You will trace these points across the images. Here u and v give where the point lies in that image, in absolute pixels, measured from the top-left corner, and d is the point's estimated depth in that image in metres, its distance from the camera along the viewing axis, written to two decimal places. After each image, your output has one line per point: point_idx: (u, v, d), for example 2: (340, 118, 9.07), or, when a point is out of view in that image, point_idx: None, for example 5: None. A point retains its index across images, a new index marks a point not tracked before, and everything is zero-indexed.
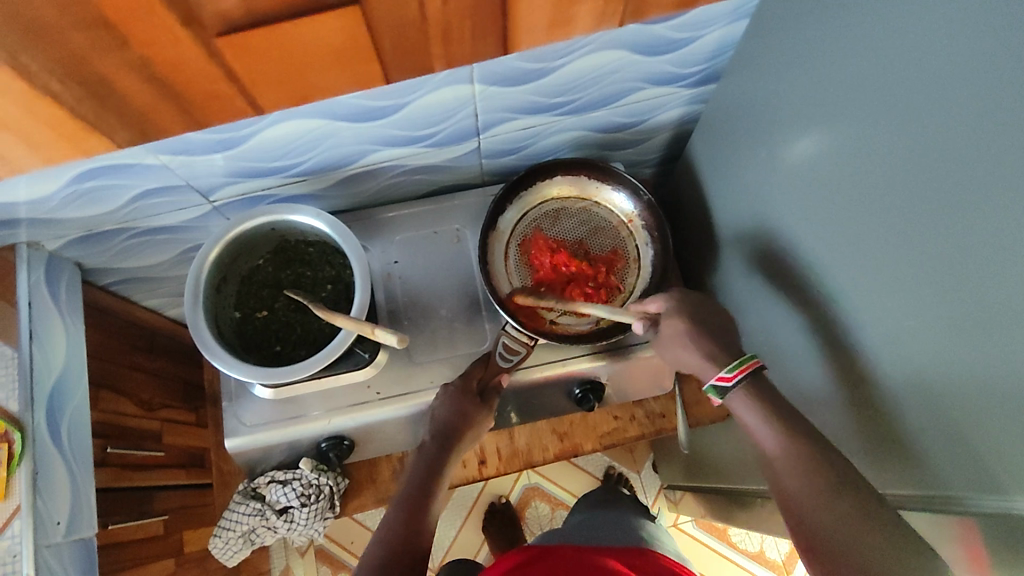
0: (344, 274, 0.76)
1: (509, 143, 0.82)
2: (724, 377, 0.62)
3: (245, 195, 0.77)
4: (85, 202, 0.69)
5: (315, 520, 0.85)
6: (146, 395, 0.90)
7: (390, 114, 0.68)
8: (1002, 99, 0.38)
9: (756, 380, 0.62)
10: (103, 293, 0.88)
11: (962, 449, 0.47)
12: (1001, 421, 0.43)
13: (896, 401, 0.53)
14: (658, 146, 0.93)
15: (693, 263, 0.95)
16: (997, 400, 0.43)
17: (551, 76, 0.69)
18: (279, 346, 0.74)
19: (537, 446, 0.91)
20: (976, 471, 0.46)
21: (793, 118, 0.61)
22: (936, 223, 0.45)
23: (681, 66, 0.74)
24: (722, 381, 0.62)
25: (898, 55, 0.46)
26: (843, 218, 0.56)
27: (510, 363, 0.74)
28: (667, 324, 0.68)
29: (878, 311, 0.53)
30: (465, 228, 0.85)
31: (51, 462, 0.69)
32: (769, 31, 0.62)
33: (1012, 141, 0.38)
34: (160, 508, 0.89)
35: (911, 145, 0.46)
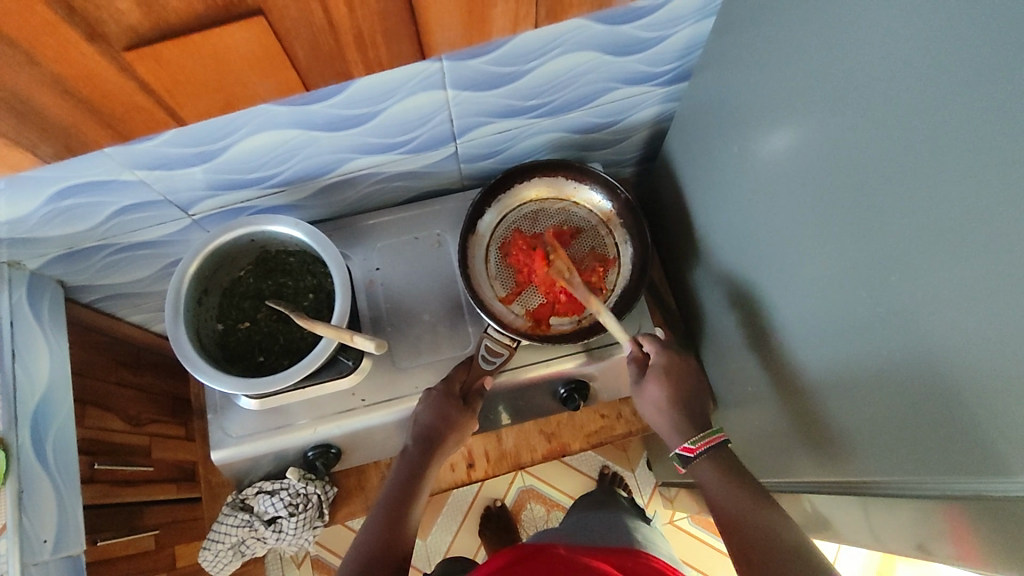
0: (325, 282, 0.76)
1: (488, 147, 0.82)
2: (689, 447, 0.67)
3: (225, 208, 0.78)
4: (64, 219, 0.69)
5: (304, 529, 0.85)
6: (134, 410, 0.90)
7: (365, 121, 0.69)
8: (966, 81, 0.39)
9: (719, 452, 0.66)
10: (87, 310, 0.88)
11: (936, 432, 0.47)
12: (975, 403, 0.43)
13: (872, 388, 0.53)
14: (637, 145, 0.93)
15: (673, 260, 0.95)
16: (973, 379, 0.43)
17: (525, 78, 0.70)
18: (262, 356, 0.75)
19: (525, 447, 0.91)
20: (949, 455, 0.46)
21: (763, 112, 0.62)
22: (904, 211, 0.46)
23: (653, 65, 0.75)
24: (686, 450, 0.67)
25: (862, 46, 0.47)
26: (817, 209, 0.56)
27: (493, 365, 0.75)
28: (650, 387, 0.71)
29: (853, 300, 0.54)
30: (446, 233, 0.85)
31: (37, 481, 0.69)
32: (737, 28, 0.63)
33: (977, 126, 0.39)
34: (150, 524, 0.89)
35: (878, 134, 0.47)
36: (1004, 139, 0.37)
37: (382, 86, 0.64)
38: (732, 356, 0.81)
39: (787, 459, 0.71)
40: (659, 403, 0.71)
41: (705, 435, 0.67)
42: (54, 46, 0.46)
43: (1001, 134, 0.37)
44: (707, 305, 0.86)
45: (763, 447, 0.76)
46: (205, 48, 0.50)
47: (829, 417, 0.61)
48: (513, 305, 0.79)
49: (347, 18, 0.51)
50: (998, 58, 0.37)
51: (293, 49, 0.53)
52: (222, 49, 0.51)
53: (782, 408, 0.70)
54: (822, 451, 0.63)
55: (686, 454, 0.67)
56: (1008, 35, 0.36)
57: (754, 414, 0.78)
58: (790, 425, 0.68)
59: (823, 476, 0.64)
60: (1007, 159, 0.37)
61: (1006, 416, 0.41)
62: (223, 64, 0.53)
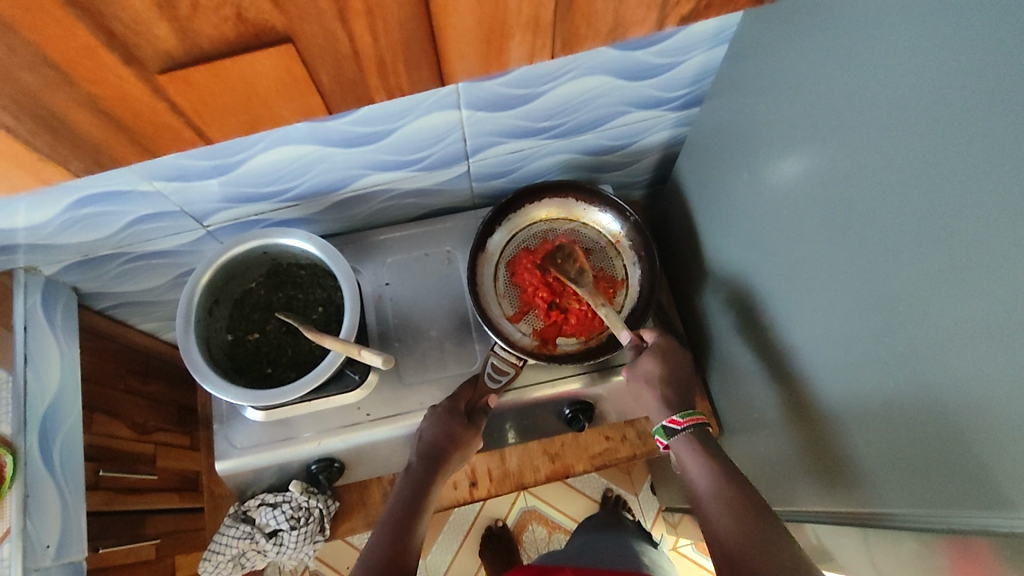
0: (335, 296, 0.77)
1: (499, 167, 0.83)
2: (676, 420, 0.68)
3: (239, 220, 0.79)
4: (82, 227, 0.70)
5: (304, 543, 0.84)
6: (140, 418, 0.91)
7: (380, 139, 0.70)
8: (975, 118, 0.40)
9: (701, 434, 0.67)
10: (99, 317, 0.89)
11: (942, 463, 0.47)
12: (983, 439, 0.43)
13: (880, 420, 0.53)
14: (647, 168, 0.94)
15: (681, 283, 0.96)
16: (980, 413, 0.43)
17: (538, 101, 0.71)
18: (270, 367, 0.75)
19: (528, 467, 0.91)
20: (956, 489, 0.46)
21: (774, 140, 0.62)
22: (913, 241, 0.46)
23: (665, 90, 0.76)
24: (673, 423, 0.68)
25: (875, 78, 0.47)
26: (827, 237, 0.56)
27: (499, 384, 0.75)
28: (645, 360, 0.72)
29: (861, 327, 0.54)
30: (455, 250, 0.86)
31: (43, 487, 0.70)
32: (751, 56, 0.64)
33: (987, 159, 0.39)
34: (151, 532, 0.89)
35: (887, 165, 0.47)
36: (1012, 174, 0.37)
37: (397, 106, 0.65)
38: (739, 382, 0.80)
39: (792, 488, 0.70)
40: (652, 377, 0.71)
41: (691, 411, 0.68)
42: (91, 68, 0.40)
43: (1009, 169, 0.38)
44: (714, 329, 0.86)
45: (768, 475, 0.76)
46: (230, 70, 0.43)
47: (836, 447, 0.60)
48: (521, 324, 0.79)
49: (370, 45, 0.44)
50: (1007, 95, 0.37)
51: (314, 69, 0.45)
52: (245, 73, 0.44)
53: (788, 436, 0.69)
54: (828, 480, 0.63)
55: (672, 425, 0.68)
56: (1022, 72, 0.36)
57: (761, 441, 0.77)
58: (796, 453, 0.68)
59: (828, 506, 0.63)
60: (1014, 195, 0.37)
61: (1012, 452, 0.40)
62: (245, 87, 0.45)
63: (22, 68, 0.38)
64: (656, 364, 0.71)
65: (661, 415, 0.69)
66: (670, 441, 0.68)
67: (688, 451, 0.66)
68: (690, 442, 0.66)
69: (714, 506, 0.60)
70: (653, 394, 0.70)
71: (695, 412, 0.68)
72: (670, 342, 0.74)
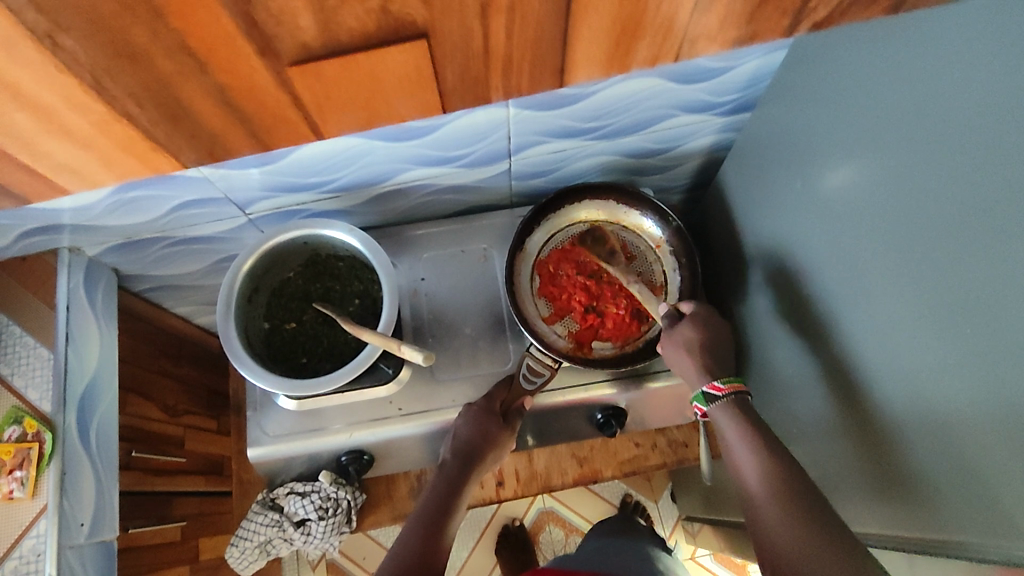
0: (371, 289, 0.77)
1: (540, 167, 0.82)
2: (716, 387, 0.67)
3: (280, 209, 0.79)
4: (126, 211, 0.71)
5: (331, 534, 0.84)
6: (171, 401, 0.92)
7: (425, 134, 0.69)
8: None
9: (743, 406, 0.66)
10: (136, 299, 0.90)
11: (998, 491, 0.45)
12: None
13: (929, 443, 0.52)
14: (688, 173, 0.93)
15: (719, 291, 0.94)
16: None
17: (585, 102, 0.70)
18: (305, 357, 0.75)
19: (556, 470, 0.90)
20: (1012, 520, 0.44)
21: (828, 150, 0.61)
22: (972, 263, 0.44)
23: (714, 95, 0.74)
24: (714, 389, 0.67)
25: (939, 93, 0.45)
26: (879, 253, 0.55)
27: (534, 386, 0.74)
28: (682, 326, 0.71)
29: (910, 348, 0.52)
30: (492, 248, 0.85)
31: (80, 464, 0.70)
32: (808, 64, 0.62)
33: None
34: (177, 515, 0.89)
35: (950, 183, 0.45)
36: None
37: None
38: (783, 394, 0.79)
39: (840, 503, 0.69)
40: (690, 344, 0.70)
41: (733, 379, 0.68)
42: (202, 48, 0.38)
43: None
44: (755, 340, 0.85)
45: None
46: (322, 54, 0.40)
47: (885, 467, 0.59)
48: (557, 325, 0.78)
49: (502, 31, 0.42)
50: None
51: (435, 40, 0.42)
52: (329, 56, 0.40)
53: (834, 452, 0.68)
54: (877, 500, 0.61)
55: (713, 392, 0.67)
56: None
57: (803, 455, 0.75)
58: (844, 469, 0.66)
59: (878, 527, 0.62)
60: None
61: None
62: None
63: (161, 53, 0.39)
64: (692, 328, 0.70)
65: (700, 381, 0.69)
66: (710, 407, 0.68)
67: (736, 441, 0.63)
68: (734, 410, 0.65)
69: (764, 502, 0.57)
70: (693, 361, 0.69)
71: (735, 380, 0.68)
72: (707, 309, 0.74)
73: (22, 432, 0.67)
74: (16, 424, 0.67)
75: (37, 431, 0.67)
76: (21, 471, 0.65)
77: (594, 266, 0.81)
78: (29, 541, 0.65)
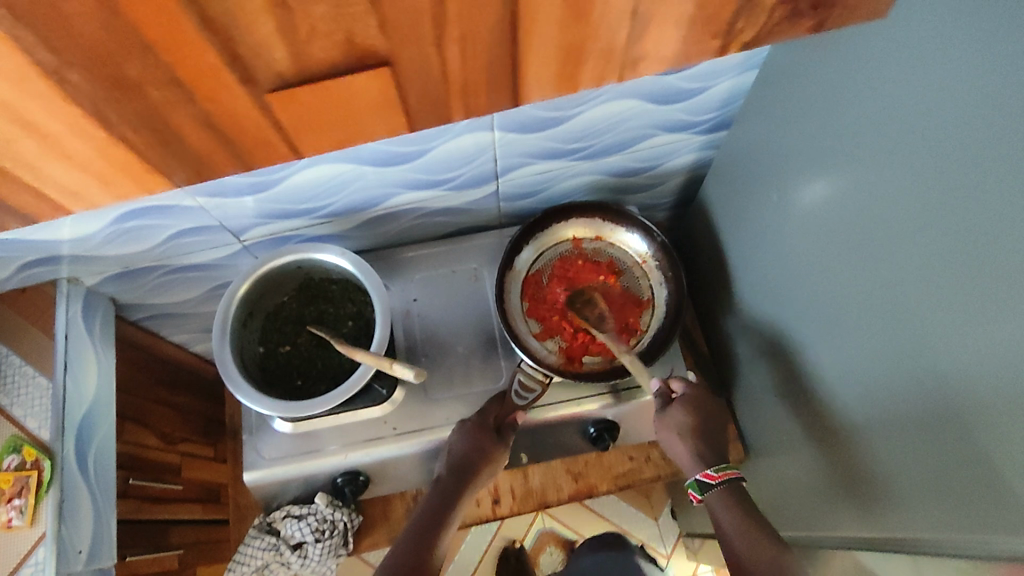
0: (364, 311, 0.78)
1: (526, 187, 0.85)
2: (709, 475, 0.70)
3: (274, 235, 0.81)
4: (122, 241, 0.73)
5: (327, 557, 0.85)
6: (168, 428, 0.93)
7: (413, 159, 0.72)
8: (995, 138, 0.40)
9: (733, 486, 0.70)
10: (133, 328, 0.92)
11: (980, 484, 0.46)
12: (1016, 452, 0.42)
13: (910, 440, 0.53)
14: (673, 190, 0.95)
15: (706, 304, 0.96)
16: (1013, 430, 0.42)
17: (566, 124, 0.72)
18: (300, 379, 0.77)
19: (551, 486, 0.90)
20: (994, 514, 0.44)
21: (801, 164, 0.63)
22: (941, 261, 0.46)
23: (692, 114, 0.77)
24: (708, 477, 0.70)
25: (899, 103, 0.48)
26: (854, 259, 0.57)
27: (525, 402, 0.75)
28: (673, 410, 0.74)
29: (888, 350, 0.54)
30: (482, 268, 0.87)
31: (78, 491, 0.71)
32: (778, 83, 0.65)
33: (1008, 177, 0.40)
34: (176, 542, 0.90)
35: (916, 188, 0.47)
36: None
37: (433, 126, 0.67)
38: (773, 404, 0.80)
39: (822, 513, 0.70)
40: (681, 428, 0.73)
41: (725, 466, 0.71)
42: None
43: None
44: (743, 350, 0.86)
45: (798, 500, 0.75)
46: None
47: (869, 466, 0.60)
48: (548, 342, 0.79)
49: None
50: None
51: None
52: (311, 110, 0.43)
53: (821, 457, 0.69)
54: (859, 501, 0.62)
55: (706, 480, 0.70)
56: None
57: (795, 464, 0.76)
58: (831, 474, 0.67)
59: (859, 532, 0.63)
60: None
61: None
62: None
63: None
64: (683, 413, 0.73)
65: (694, 469, 0.72)
66: (704, 495, 0.70)
67: (720, 504, 0.68)
68: (725, 497, 0.69)
69: (722, 506, 0.68)
70: (685, 448, 0.73)
71: (728, 467, 0.71)
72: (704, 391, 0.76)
73: (22, 460, 0.68)
74: (15, 453, 0.68)
75: (36, 459, 0.68)
76: (20, 499, 0.67)
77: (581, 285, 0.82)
78: (27, 569, 0.65)
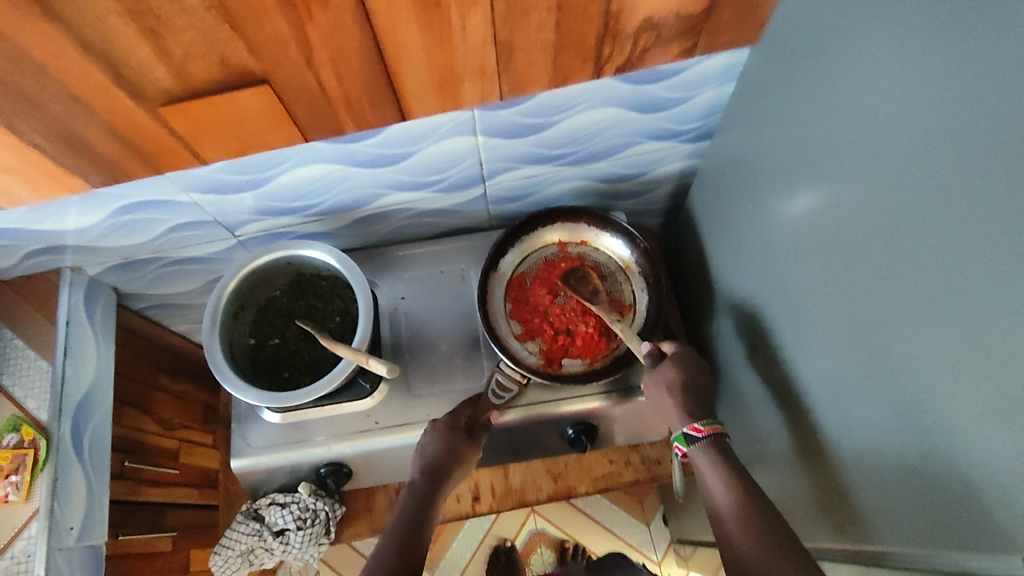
0: (351, 307, 0.81)
1: (514, 191, 0.86)
2: (695, 428, 0.67)
3: (268, 231, 0.84)
4: (122, 232, 0.76)
5: (310, 545, 0.87)
6: (167, 414, 0.96)
7: (400, 161, 0.74)
8: (943, 153, 0.41)
9: (720, 442, 0.66)
10: (137, 316, 0.96)
11: (942, 492, 0.46)
12: (970, 460, 0.43)
13: (871, 449, 0.54)
14: (662, 198, 0.96)
15: (692, 311, 0.97)
16: (967, 439, 0.43)
17: (550, 130, 0.74)
18: (287, 371, 0.79)
19: (531, 486, 0.91)
20: (956, 523, 0.45)
21: (774, 175, 0.64)
22: (896, 273, 0.47)
23: (677, 123, 0.78)
24: (693, 431, 0.67)
25: (860, 117, 0.49)
26: (821, 270, 0.57)
27: (502, 401, 0.77)
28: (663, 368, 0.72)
29: (850, 360, 0.55)
30: (469, 269, 0.89)
31: (72, 470, 0.74)
32: (755, 95, 0.66)
33: (955, 192, 0.41)
34: (170, 525, 0.93)
35: (873, 201, 0.48)
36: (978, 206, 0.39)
37: (417, 129, 0.69)
38: (751, 412, 0.80)
39: (799, 523, 0.70)
40: (671, 385, 0.71)
41: (711, 419, 0.67)
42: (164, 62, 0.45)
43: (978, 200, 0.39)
44: (725, 358, 0.87)
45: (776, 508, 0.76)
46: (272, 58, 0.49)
47: (837, 475, 0.60)
48: (528, 343, 0.81)
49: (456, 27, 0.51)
50: (970, 133, 0.39)
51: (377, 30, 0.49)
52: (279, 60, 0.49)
53: (794, 465, 0.69)
54: (831, 510, 0.62)
55: (692, 433, 0.67)
56: (984, 112, 0.38)
57: (773, 471, 0.76)
58: (803, 483, 0.68)
59: (833, 542, 0.63)
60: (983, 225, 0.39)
61: (1002, 486, 0.40)
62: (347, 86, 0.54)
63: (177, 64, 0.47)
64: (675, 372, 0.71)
65: (680, 422, 0.69)
66: (689, 449, 0.67)
67: (704, 461, 0.65)
68: (711, 453, 0.65)
69: (727, 507, 0.60)
70: (673, 401, 0.70)
71: (715, 421, 0.67)
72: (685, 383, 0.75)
73: (21, 439, 0.72)
74: (14, 432, 0.72)
75: (34, 439, 0.72)
76: (16, 476, 0.70)
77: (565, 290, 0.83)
78: (21, 542, 0.69)
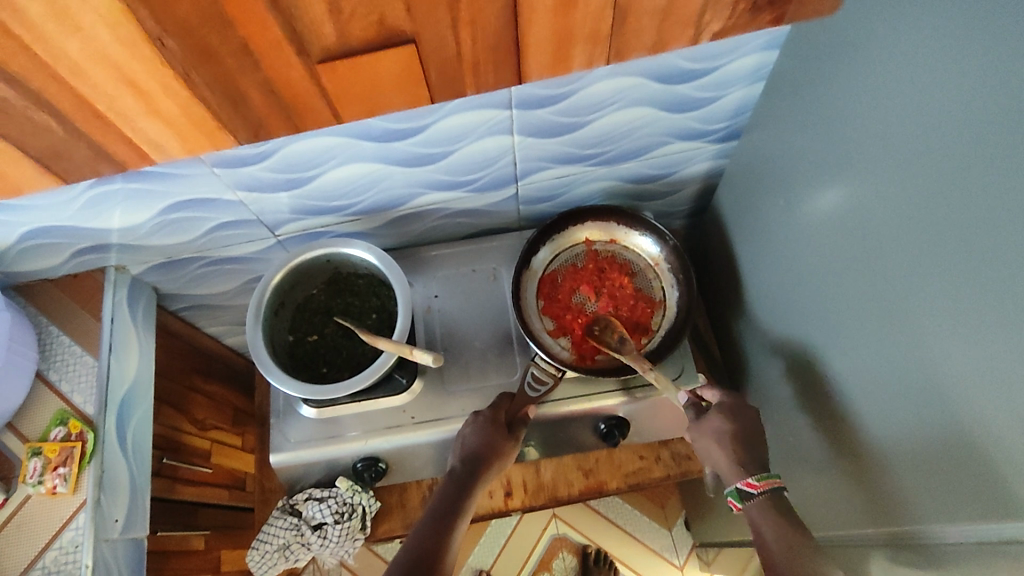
0: (388, 304, 0.83)
1: (544, 192, 0.89)
2: (751, 483, 0.70)
3: (306, 231, 0.86)
4: (167, 231, 0.78)
5: (346, 540, 0.88)
6: (200, 414, 0.97)
7: (437, 160, 0.76)
8: (971, 134, 0.43)
9: (776, 496, 0.69)
10: (172, 317, 0.98)
11: (977, 466, 0.47)
12: (1004, 432, 0.44)
13: (907, 431, 0.55)
14: (688, 198, 0.98)
15: (720, 310, 0.98)
16: (999, 411, 0.44)
17: (583, 129, 0.76)
18: (325, 367, 0.81)
19: (562, 481, 0.92)
20: (993, 495, 0.46)
21: (802, 169, 0.66)
22: (929, 255, 0.48)
23: (704, 123, 0.80)
24: (748, 486, 0.70)
25: (887, 107, 0.51)
26: (852, 258, 0.59)
27: (538, 394, 0.79)
28: (712, 419, 0.75)
29: (883, 344, 0.56)
30: (500, 268, 0.91)
31: (116, 464, 0.76)
32: (783, 93, 0.69)
33: (983, 170, 0.42)
34: (203, 524, 0.94)
35: (903, 187, 0.50)
36: (1006, 183, 0.41)
37: (455, 128, 0.71)
38: (781, 405, 0.81)
39: (831, 513, 0.71)
40: (721, 437, 0.74)
41: (766, 475, 0.70)
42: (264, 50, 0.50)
43: (1006, 177, 0.41)
44: (754, 355, 0.88)
45: (807, 500, 0.76)
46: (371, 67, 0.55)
47: (872, 461, 0.61)
48: (561, 338, 0.83)
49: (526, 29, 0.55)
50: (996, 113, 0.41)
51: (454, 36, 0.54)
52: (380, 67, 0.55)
53: (826, 455, 0.70)
54: (864, 497, 0.63)
55: (747, 489, 0.70)
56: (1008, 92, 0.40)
57: (804, 464, 0.77)
58: (836, 472, 0.68)
59: (867, 527, 0.63)
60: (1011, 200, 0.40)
61: None
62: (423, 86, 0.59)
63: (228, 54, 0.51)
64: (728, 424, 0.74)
65: (735, 477, 0.71)
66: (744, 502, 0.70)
67: (760, 513, 0.68)
68: (768, 508, 0.68)
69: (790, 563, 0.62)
70: (726, 456, 0.73)
71: (769, 476, 0.70)
72: (737, 401, 0.77)
73: (67, 432, 0.73)
74: (62, 425, 0.74)
75: (80, 431, 0.73)
76: (65, 468, 0.71)
77: (597, 288, 0.85)
78: (69, 532, 0.70)
